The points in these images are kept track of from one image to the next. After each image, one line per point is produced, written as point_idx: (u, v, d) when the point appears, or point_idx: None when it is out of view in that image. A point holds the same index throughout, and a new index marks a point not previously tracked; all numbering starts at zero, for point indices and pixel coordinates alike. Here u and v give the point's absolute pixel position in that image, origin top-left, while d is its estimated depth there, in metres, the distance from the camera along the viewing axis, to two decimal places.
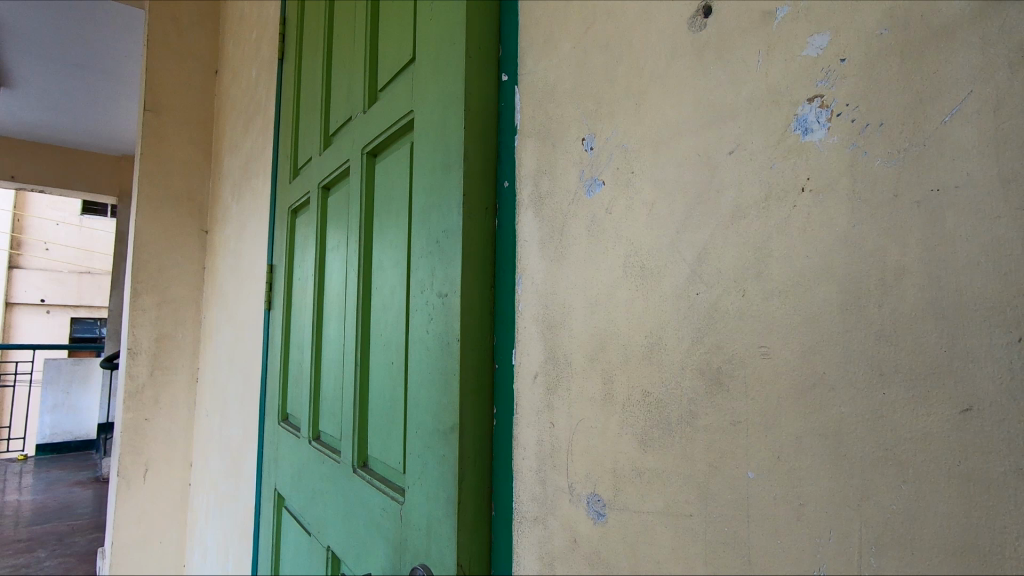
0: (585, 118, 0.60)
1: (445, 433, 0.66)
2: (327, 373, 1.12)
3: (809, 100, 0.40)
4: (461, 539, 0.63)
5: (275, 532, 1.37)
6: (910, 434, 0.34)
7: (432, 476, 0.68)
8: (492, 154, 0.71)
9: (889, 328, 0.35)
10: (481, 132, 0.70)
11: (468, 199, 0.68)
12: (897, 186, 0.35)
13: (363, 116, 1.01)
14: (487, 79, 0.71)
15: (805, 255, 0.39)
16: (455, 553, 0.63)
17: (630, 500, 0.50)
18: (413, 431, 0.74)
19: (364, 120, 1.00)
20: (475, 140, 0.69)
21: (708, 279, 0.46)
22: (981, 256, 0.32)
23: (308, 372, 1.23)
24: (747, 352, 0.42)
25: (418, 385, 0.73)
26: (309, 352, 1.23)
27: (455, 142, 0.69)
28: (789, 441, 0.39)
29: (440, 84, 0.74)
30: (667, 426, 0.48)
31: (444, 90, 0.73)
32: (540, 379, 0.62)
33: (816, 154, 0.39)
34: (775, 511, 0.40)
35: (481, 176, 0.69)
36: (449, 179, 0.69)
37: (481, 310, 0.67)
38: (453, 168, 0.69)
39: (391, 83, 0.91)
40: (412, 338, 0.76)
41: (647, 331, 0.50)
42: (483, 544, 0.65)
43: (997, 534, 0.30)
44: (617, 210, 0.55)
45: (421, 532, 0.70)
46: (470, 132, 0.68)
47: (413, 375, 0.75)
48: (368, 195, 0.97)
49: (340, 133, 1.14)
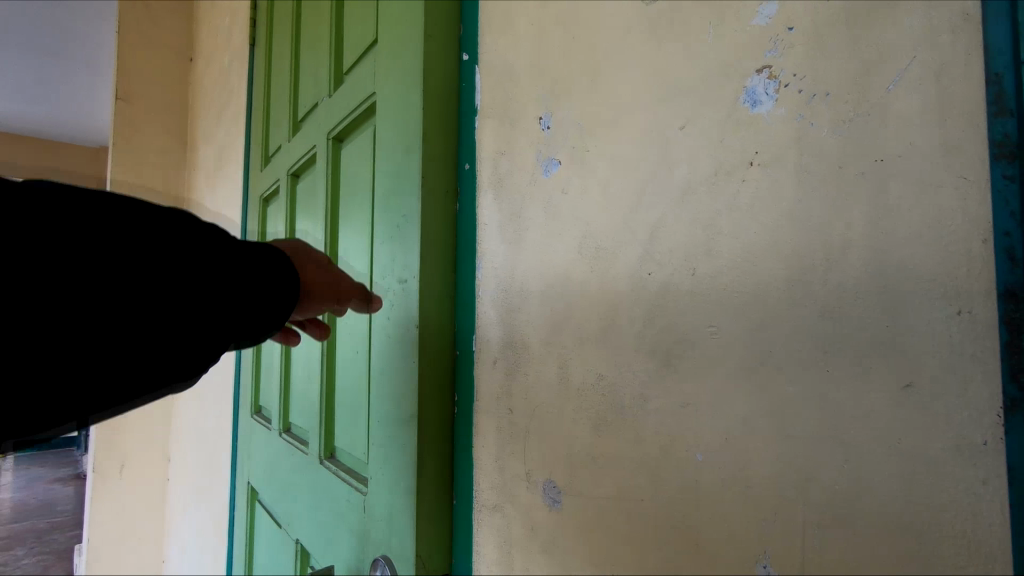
0: (543, 96, 0.58)
1: (405, 421, 0.64)
2: (298, 367, 1.10)
3: (758, 71, 0.39)
4: (421, 527, 0.62)
5: (251, 528, 1.35)
6: (854, 413, 0.33)
7: (392, 464, 0.66)
8: (452, 136, 0.69)
9: (832, 303, 0.34)
10: (440, 113, 0.68)
11: (428, 181, 0.66)
12: (842, 158, 0.34)
13: (329, 100, 0.98)
14: (448, 59, 0.69)
15: (753, 232, 0.38)
16: (415, 541, 0.61)
17: (584, 485, 0.49)
18: (375, 421, 0.72)
19: (330, 105, 0.97)
20: (435, 121, 0.67)
21: (660, 259, 0.44)
22: (923, 228, 0.31)
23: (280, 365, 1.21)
24: (697, 332, 0.41)
25: (381, 372, 0.71)
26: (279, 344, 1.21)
27: (415, 122, 0.67)
28: (737, 423, 0.38)
29: (402, 64, 0.72)
30: (620, 409, 0.47)
31: (404, 71, 0.70)
32: (500, 365, 0.60)
33: (764, 126, 0.38)
34: (723, 492, 0.39)
35: (443, 157, 0.67)
36: (410, 161, 0.67)
37: (442, 295, 0.66)
38: (412, 150, 0.67)
39: (354, 65, 0.88)
40: (374, 326, 0.74)
41: (601, 312, 0.49)
42: (446, 532, 0.64)
43: (935, 512, 0.30)
44: (573, 190, 0.53)
45: (381, 522, 0.68)
46: (431, 114, 0.66)
47: (376, 365, 0.73)
48: (334, 182, 0.94)
49: (308, 119, 1.11)
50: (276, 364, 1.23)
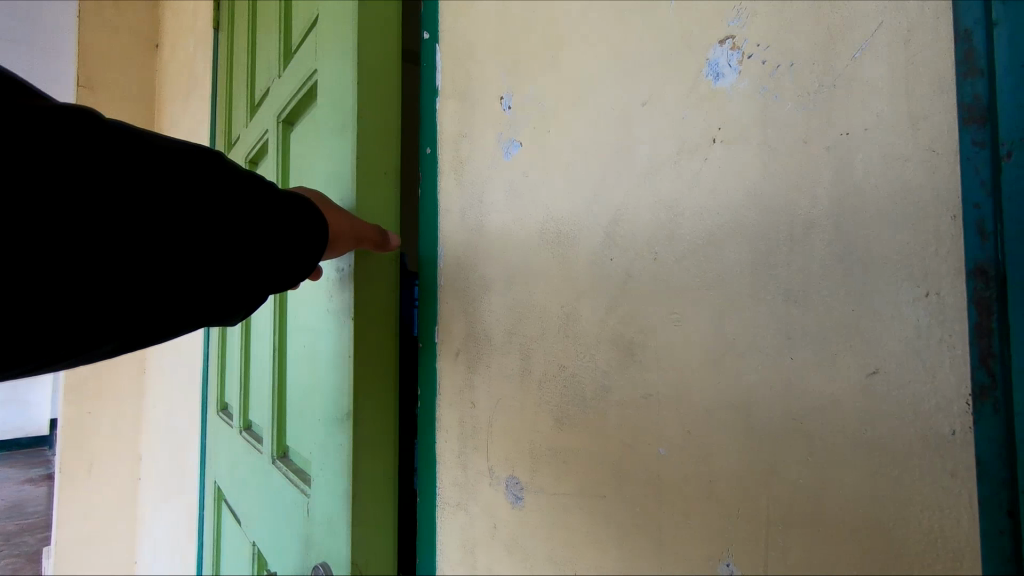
0: (504, 75, 0.55)
1: (342, 420, 0.59)
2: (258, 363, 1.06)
3: (720, 42, 0.37)
4: (357, 536, 0.57)
5: (217, 528, 1.31)
6: (818, 403, 0.31)
7: (331, 467, 0.62)
8: (393, 113, 0.64)
9: (796, 287, 0.32)
10: (381, 87, 0.62)
11: (366, 160, 0.61)
12: (806, 133, 0.32)
13: (279, 81, 0.92)
14: (389, 31, 0.64)
15: (715, 213, 0.36)
16: (351, 550, 0.56)
17: (547, 482, 0.47)
18: (317, 418, 0.68)
19: (281, 86, 0.92)
20: (374, 95, 0.62)
21: (622, 244, 0.42)
22: (890, 205, 0.29)
23: (243, 360, 1.17)
24: (659, 321, 0.39)
25: (321, 368, 0.67)
26: (241, 339, 1.17)
27: (351, 95, 0.61)
28: (699, 414, 0.37)
29: (337, 35, 0.66)
30: (582, 402, 0.45)
31: (338, 43, 0.65)
32: (462, 357, 0.58)
33: (727, 100, 0.36)
34: (685, 487, 0.37)
35: (383, 135, 0.62)
36: (345, 138, 0.62)
37: (382, 286, 0.61)
38: (347, 126, 0.61)
39: (302, 42, 0.83)
40: (315, 320, 0.70)
41: (563, 301, 0.47)
42: (388, 538, 0.60)
43: (901, 507, 0.28)
44: (534, 173, 0.51)
45: (320, 527, 0.64)
46: (368, 86, 0.61)
47: (317, 360, 0.68)
48: (284, 167, 0.88)
49: (262, 103, 1.05)
50: (238, 360, 1.19)
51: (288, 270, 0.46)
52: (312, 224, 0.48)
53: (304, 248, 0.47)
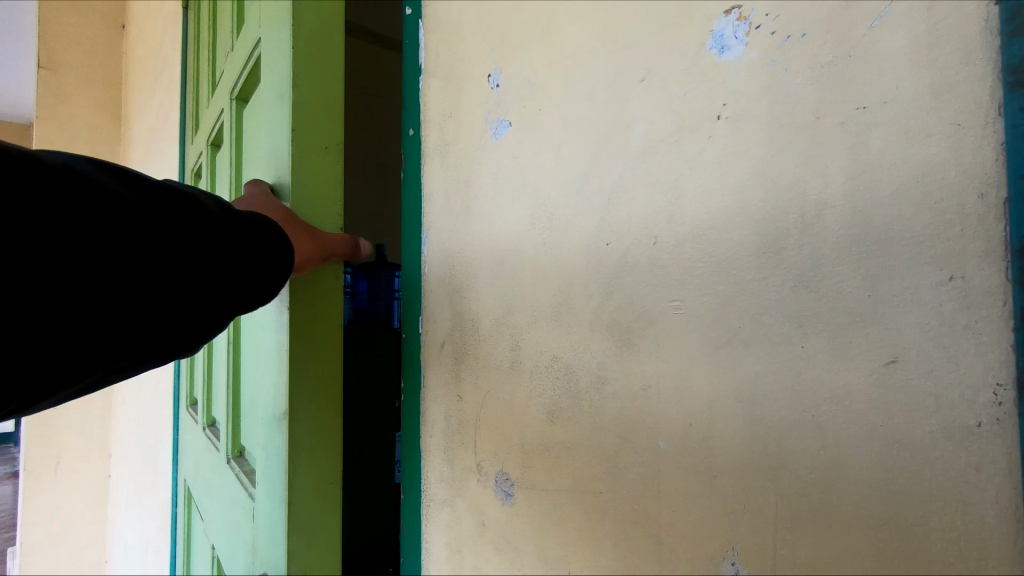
0: (491, 51, 0.52)
1: (278, 421, 0.56)
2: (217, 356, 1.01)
3: (726, 12, 0.34)
4: (292, 545, 0.54)
5: (188, 528, 1.26)
6: (831, 394, 0.29)
7: (268, 472, 0.58)
8: (334, 90, 0.60)
9: (807, 272, 0.30)
10: (320, 62, 0.59)
11: (301, 137, 0.57)
12: (819, 108, 0.30)
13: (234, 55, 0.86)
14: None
15: (719, 194, 0.34)
16: (285, 560, 0.53)
17: (538, 477, 0.45)
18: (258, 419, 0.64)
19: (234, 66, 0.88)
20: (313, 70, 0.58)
21: (618, 227, 0.40)
22: (910, 182, 0.27)
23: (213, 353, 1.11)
24: (658, 309, 0.37)
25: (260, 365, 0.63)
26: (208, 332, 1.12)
27: (286, 69, 0.58)
28: (701, 406, 0.35)
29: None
30: (576, 394, 0.43)
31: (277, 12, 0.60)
32: (448, 348, 0.55)
33: (732, 74, 0.34)
34: (685, 483, 0.35)
35: (323, 112, 0.58)
36: (281, 115, 0.58)
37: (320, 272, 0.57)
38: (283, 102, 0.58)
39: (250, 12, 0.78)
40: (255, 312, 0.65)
41: (555, 289, 0.45)
42: (332, 542, 0.57)
43: (920, 502, 0.27)
44: (524, 154, 0.48)
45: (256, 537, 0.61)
46: (304, 60, 0.58)
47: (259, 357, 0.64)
48: (238, 147, 0.83)
49: (218, 84, 1.01)
50: (205, 354, 1.14)
51: (247, 292, 0.42)
52: (269, 243, 0.44)
53: (263, 269, 0.43)
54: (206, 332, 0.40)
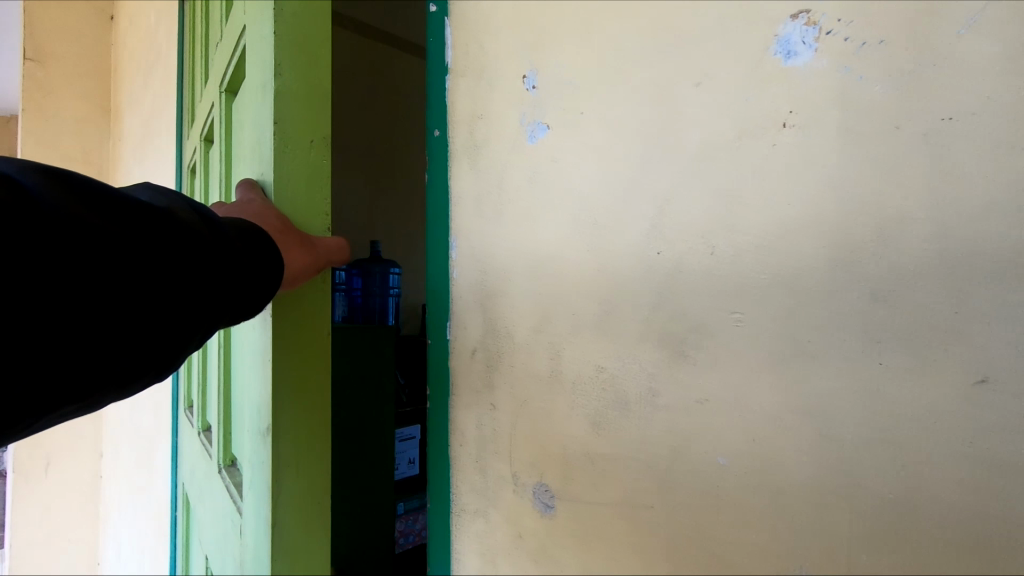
0: (526, 51, 0.51)
1: (260, 427, 0.43)
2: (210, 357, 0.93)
3: (793, 16, 0.34)
4: None
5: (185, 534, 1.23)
6: (913, 412, 0.29)
7: (251, 490, 0.46)
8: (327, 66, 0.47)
9: (885, 286, 0.30)
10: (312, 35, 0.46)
11: (282, 127, 0.44)
12: (898, 116, 0.30)
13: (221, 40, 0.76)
14: None
15: (784, 204, 0.33)
16: None
17: (580, 490, 0.44)
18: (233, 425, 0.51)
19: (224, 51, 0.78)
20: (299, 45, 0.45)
21: (670, 235, 0.39)
22: (999, 195, 0.27)
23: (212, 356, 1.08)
24: (716, 321, 0.36)
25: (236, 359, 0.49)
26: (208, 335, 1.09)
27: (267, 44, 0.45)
28: (765, 420, 0.34)
29: None
30: (623, 405, 0.42)
31: None
32: (480, 355, 0.54)
33: (800, 81, 0.33)
34: (747, 499, 0.35)
35: (315, 97, 0.46)
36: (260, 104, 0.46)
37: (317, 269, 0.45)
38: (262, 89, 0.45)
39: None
40: None
41: (599, 297, 0.44)
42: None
43: (1008, 517, 0.28)
44: (564, 158, 0.47)
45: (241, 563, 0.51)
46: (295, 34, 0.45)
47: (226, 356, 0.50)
48: (227, 145, 0.75)
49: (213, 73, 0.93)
50: (198, 354, 1.08)
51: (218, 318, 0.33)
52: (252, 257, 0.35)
53: (242, 290, 0.34)
54: (163, 367, 0.31)
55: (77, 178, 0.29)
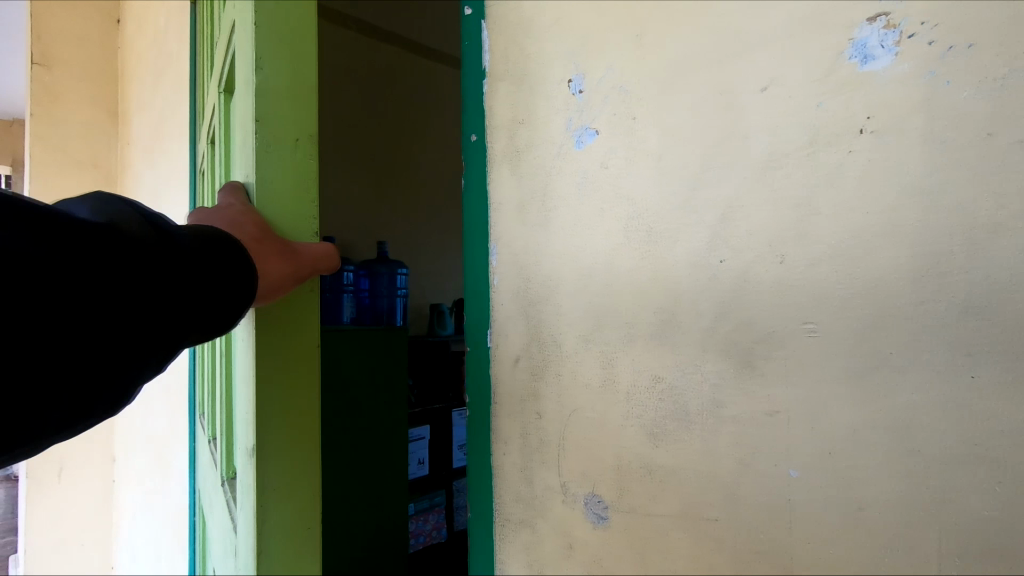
0: (571, 55, 0.50)
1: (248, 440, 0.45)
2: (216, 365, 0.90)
3: (870, 19, 0.33)
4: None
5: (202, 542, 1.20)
6: (1010, 427, 0.30)
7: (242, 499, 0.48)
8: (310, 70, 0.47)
9: (978, 298, 0.30)
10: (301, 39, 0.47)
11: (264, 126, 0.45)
12: (991, 123, 0.30)
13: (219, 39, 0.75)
14: None
15: (862, 211, 0.33)
16: None
17: (638, 501, 0.44)
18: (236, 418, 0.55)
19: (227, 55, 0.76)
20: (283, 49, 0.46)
21: (735, 243, 0.38)
22: None
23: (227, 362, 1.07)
24: (788, 331, 0.36)
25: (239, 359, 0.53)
26: None
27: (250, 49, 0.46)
28: (842, 432, 0.34)
29: None
30: (685, 417, 0.41)
31: None
32: (524, 364, 0.53)
33: (879, 86, 0.33)
34: (825, 513, 0.34)
35: (301, 99, 0.47)
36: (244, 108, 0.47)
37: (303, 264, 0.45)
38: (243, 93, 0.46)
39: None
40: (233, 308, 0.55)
41: (656, 305, 0.43)
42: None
43: None
44: (615, 164, 0.46)
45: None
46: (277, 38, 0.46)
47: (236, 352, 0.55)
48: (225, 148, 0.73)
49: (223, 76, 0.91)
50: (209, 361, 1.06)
51: (171, 336, 0.33)
52: (208, 276, 0.35)
53: (196, 311, 0.34)
54: (112, 402, 0.31)
55: (16, 202, 0.28)
